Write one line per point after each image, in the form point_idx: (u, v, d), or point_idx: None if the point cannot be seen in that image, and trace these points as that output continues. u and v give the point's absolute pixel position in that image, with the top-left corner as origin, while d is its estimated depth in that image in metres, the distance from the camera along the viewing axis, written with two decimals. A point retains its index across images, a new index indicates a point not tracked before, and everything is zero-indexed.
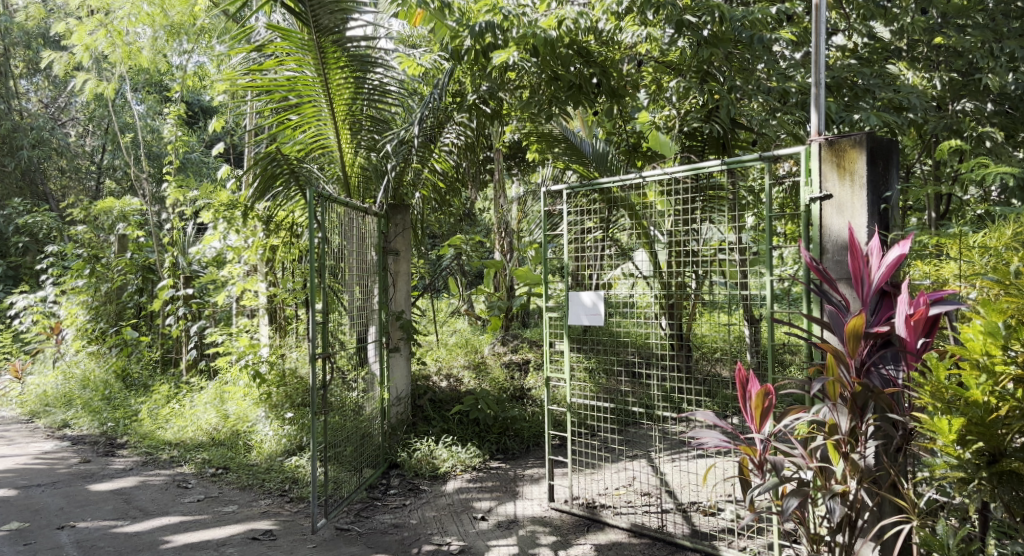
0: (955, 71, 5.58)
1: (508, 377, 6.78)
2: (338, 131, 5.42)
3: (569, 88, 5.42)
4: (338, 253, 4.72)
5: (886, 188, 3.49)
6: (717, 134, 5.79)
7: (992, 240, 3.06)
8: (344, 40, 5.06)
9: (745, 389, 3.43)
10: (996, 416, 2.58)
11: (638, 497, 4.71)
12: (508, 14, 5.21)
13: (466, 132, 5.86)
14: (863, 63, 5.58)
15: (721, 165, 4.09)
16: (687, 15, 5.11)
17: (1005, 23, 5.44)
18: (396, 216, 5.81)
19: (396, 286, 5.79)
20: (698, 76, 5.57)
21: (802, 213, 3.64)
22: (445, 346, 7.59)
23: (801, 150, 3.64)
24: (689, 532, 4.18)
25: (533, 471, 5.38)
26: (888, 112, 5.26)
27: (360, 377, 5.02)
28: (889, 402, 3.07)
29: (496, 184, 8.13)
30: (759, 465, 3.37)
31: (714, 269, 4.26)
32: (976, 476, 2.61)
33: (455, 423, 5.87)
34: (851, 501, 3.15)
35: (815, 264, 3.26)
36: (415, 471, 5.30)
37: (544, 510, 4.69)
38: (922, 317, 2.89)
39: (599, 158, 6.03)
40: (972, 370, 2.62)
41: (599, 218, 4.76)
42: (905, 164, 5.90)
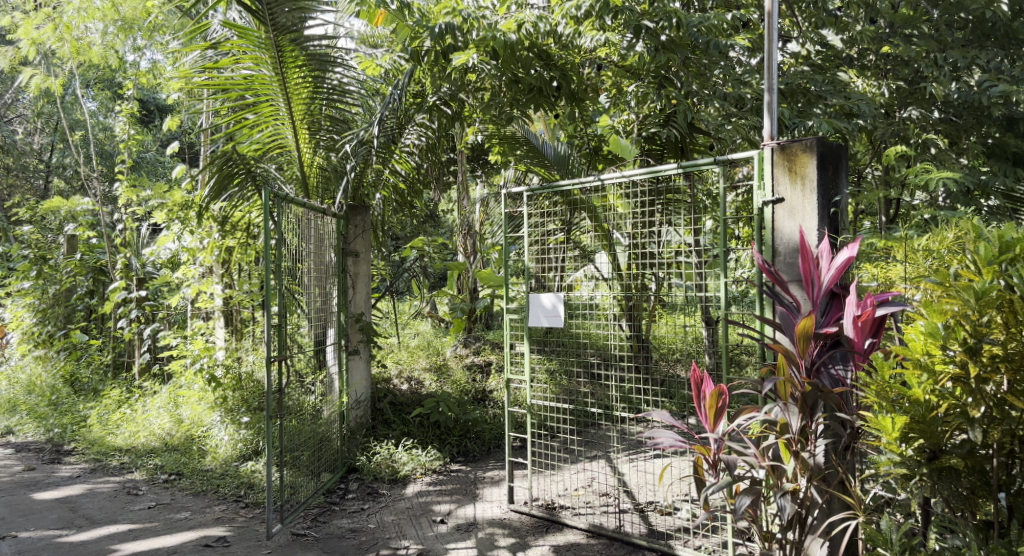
0: (902, 79, 5.75)
1: (469, 379, 6.77)
2: (296, 131, 5.35)
3: (529, 91, 5.50)
4: (296, 255, 4.68)
5: (835, 192, 3.57)
6: (676, 138, 5.86)
7: (935, 244, 3.15)
8: (303, 40, 5.01)
9: (699, 389, 3.49)
10: (937, 414, 2.65)
11: (597, 498, 4.76)
12: (469, 16, 5.23)
13: (427, 133, 5.88)
14: (816, 71, 5.70)
15: (678, 169, 4.15)
16: (644, 20, 5.18)
17: (949, 33, 5.65)
18: (356, 217, 5.74)
19: (356, 288, 5.74)
20: (656, 81, 5.73)
21: (755, 216, 3.71)
22: (407, 348, 7.55)
23: (754, 155, 3.71)
24: (646, 532, 4.22)
25: (494, 474, 5.39)
26: (839, 118, 5.42)
27: (318, 380, 4.98)
28: (838, 402, 3.14)
29: (459, 185, 8.15)
30: (713, 464, 3.43)
31: (673, 271, 4.31)
32: (917, 472, 2.68)
33: (416, 426, 5.85)
34: (802, 499, 3.22)
35: (767, 266, 3.33)
36: (374, 475, 5.27)
37: (503, 512, 4.70)
38: (868, 318, 2.98)
39: (560, 161, 6.05)
40: (914, 370, 2.69)
41: (562, 219, 4.79)
42: (857, 168, 6.05)
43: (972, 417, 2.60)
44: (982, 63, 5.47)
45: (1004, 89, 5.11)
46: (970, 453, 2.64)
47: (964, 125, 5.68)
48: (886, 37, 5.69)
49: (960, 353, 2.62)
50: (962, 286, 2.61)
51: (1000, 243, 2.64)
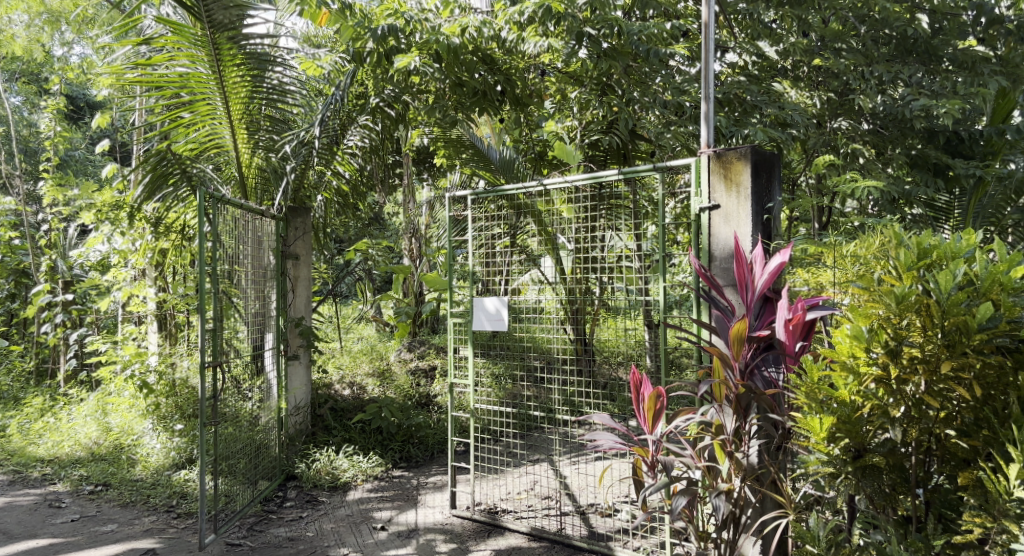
0: (832, 91, 5.96)
1: (413, 384, 6.73)
2: (233, 131, 5.23)
3: (473, 95, 5.63)
4: (233, 257, 4.59)
5: (769, 199, 3.66)
6: (617, 145, 6.01)
7: (862, 250, 3.25)
8: (241, 37, 4.91)
9: (638, 391, 3.54)
10: (861, 414, 2.74)
11: (539, 501, 4.78)
12: (412, 18, 5.31)
13: (371, 135, 5.94)
14: (751, 81, 5.85)
15: (619, 175, 4.19)
16: (587, 27, 5.25)
17: (875, 48, 5.89)
18: (295, 219, 5.59)
19: (296, 291, 5.61)
20: (598, 88, 5.80)
21: (693, 221, 3.78)
22: (350, 352, 7.43)
23: (691, 162, 3.79)
24: (587, 534, 4.26)
25: (436, 479, 5.36)
26: (773, 128, 5.57)
27: (256, 386, 4.89)
28: (770, 403, 3.22)
29: (405, 188, 8.10)
30: (652, 465, 3.48)
31: (617, 275, 4.35)
32: (843, 471, 2.76)
33: (357, 432, 5.79)
34: (736, 499, 3.30)
35: (703, 271, 3.39)
36: (313, 482, 5.18)
37: (445, 517, 4.68)
38: (799, 321, 3.07)
39: (505, 166, 5.96)
40: (841, 372, 2.78)
41: (507, 224, 4.81)
42: (791, 176, 6.22)
43: (894, 417, 2.69)
44: (905, 77, 5.72)
45: (925, 102, 5.35)
46: (891, 451, 2.74)
47: (890, 136, 5.98)
48: (817, 50, 5.87)
49: (882, 355, 2.71)
50: (883, 290, 2.69)
51: (919, 249, 2.71)
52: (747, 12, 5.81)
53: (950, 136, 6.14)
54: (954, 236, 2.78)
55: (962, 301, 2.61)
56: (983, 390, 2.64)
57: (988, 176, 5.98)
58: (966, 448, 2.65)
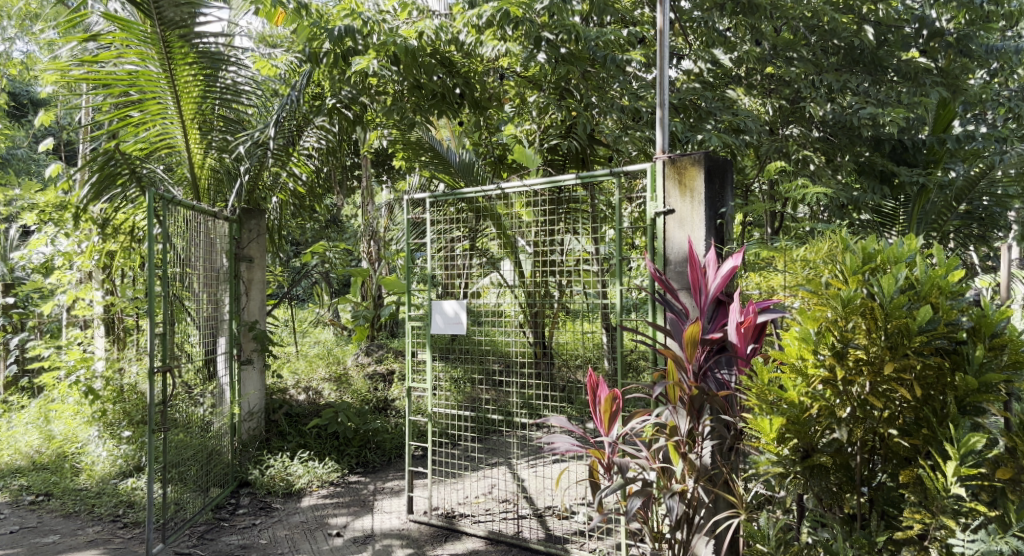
0: (784, 98, 6.10)
1: (371, 388, 6.67)
2: (185, 130, 5.12)
3: (431, 97, 5.70)
4: (184, 259, 4.50)
5: (722, 204, 3.71)
6: (575, 149, 6.01)
7: (812, 255, 3.32)
8: (192, 35, 4.81)
9: (594, 394, 3.57)
10: (809, 415, 2.79)
11: (496, 505, 4.78)
12: (369, 20, 5.29)
13: (328, 137, 5.88)
14: (705, 88, 5.96)
15: (577, 179, 4.25)
16: (544, 31, 5.29)
17: (825, 57, 6.04)
18: (249, 221, 5.50)
19: (250, 294, 5.52)
20: (557, 91, 5.81)
21: (648, 226, 3.82)
22: (307, 357, 7.33)
23: (647, 167, 3.82)
24: (544, 537, 4.27)
25: (394, 484, 5.32)
26: (727, 134, 5.67)
27: (208, 392, 4.79)
28: (722, 405, 3.27)
29: (364, 190, 8.04)
30: (607, 467, 3.51)
31: (576, 278, 4.36)
32: (792, 471, 2.81)
33: (313, 438, 5.72)
34: (689, 499, 3.35)
35: (658, 275, 3.43)
36: (267, 489, 5.09)
37: (402, 522, 4.65)
38: (750, 324, 3.12)
39: (465, 169, 5.84)
40: (790, 374, 2.83)
41: (467, 228, 4.82)
42: (745, 182, 6.33)
43: (840, 418, 2.74)
44: (853, 87, 5.88)
45: (872, 111, 5.49)
46: (838, 451, 2.79)
47: (839, 144, 6.13)
48: (769, 58, 6.00)
49: (829, 357, 2.77)
50: (830, 294, 2.76)
51: (863, 254, 2.79)
52: (701, 20, 5.90)
53: (895, 145, 6.36)
54: (896, 241, 2.86)
55: (904, 304, 2.68)
56: (924, 390, 2.71)
57: (931, 183, 6.17)
58: (907, 447, 2.72)
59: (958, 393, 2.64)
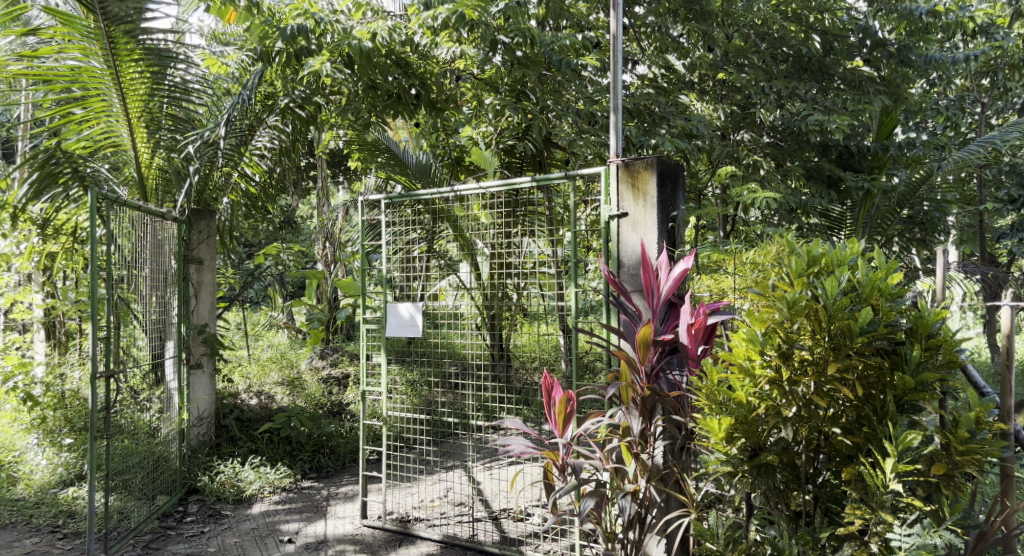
0: (736, 104, 6.29)
1: (325, 392, 6.58)
2: (132, 128, 5.00)
3: (387, 98, 5.63)
4: (130, 261, 4.39)
5: (673, 208, 3.76)
6: (531, 152, 6.03)
7: (760, 257, 3.38)
8: (139, 31, 4.70)
9: (549, 395, 3.57)
10: (757, 414, 2.85)
11: (451, 508, 4.75)
12: (322, 20, 5.20)
13: (282, 136, 5.79)
14: (659, 93, 6.04)
15: (532, 182, 4.20)
16: (500, 34, 5.29)
17: (774, 65, 6.18)
18: (199, 222, 5.40)
19: (199, 297, 5.39)
20: (512, 94, 5.81)
21: (601, 229, 3.85)
22: (259, 360, 7.19)
23: (601, 170, 3.85)
24: (498, 539, 4.26)
25: (348, 489, 5.27)
26: (680, 138, 5.76)
27: (155, 396, 4.69)
28: (674, 405, 3.31)
29: (320, 191, 7.97)
30: (561, 468, 3.52)
31: (532, 280, 4.37)
32: (740, 469, 2.86)
33: (264, 442, 5.63)
34: (641, 499, 3.39)
35: (611, 277, 3.45)
36: (217, 496, 5.00)
37: (356, 527, 4.60)
38: (701, 326, 3.16)
39: (421, 170, 5.99)
40: (738, 375, 2.88)
41: (424, 230, 4.79)
42: (698, 186, 6.42)
43: (787, 417, 2.80)
44: (800, 94, 6.03)
45: (818, 118, 5.65)
46: (784, 449, 2.85)
47: (788, 149, 6.34)
48: (721, 64, 6.13)
49: (775, 357, 2.82)
50: (776, 296, 2.81)
51: (808, 257, 2.85)
52: (656, 25, 5.98)
53: (841, 151, 6.54)
54: (839, 245, 2.93)
55: (846, 306, 2.74)
56: (865, 390, 2.77)
57: (875, 189, 6.32)
58: (850, 445, 2.78)
59: (897, 392, 2.72)
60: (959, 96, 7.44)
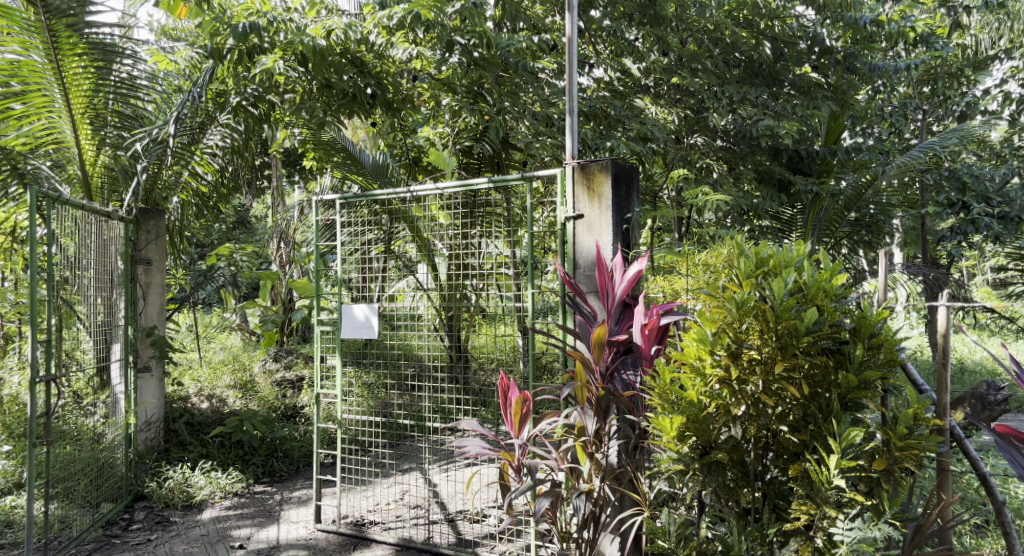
0: (689, 108, 6.40)
1: (279, 395, 6.49)
2: (75, 125, 4.86)
3: (342, 97, 5.56)
4: (74, 262, 4.27)
5: (628, 210, 3.78)
6: (489, 153, 6.04)
7: (712, 258, 3.42)
8: (82, 25, 4.58)
9: (505, 396, 3.56)
10: (708, 414, 2.88)
11: (407, 511, 4.72)
12: (275, 18, 5.13)
13: (233, 134, 5.69)
14: (615, 96, 6.11)
15: (490, 183, 4.15)
16: (456, 35, 5.27)
17: (727, 70, 6.30)
18: (148, 222, 5.28)
19: (147, 299, 5.27)
20: (469, 95, 5.83)
21: (557, 230, 3.86)
22: (210, 363, 7.05)
23: (557, 172, 3.86)
24: (454, 541, 4.24)
25: (301, 493, 5.20)
26: (636, 142, 5.83)
27: (100, 400, 4.57)
28: (628, 405, 3.33)
29: (275, 191, 7.89)
30: (517, 469, 3.52)
31: (491, 281, 4.35)
32: (691, 467, 2.90)
33: (215, 447, 5.52)
34: (596, 498, 3.41)
35: (567, 279, 3.46)
36: (165, 502, 4.89)
37: (309, 532, 4.53)
38: (654, 326, 3.19)
39: (379, 170, 5.62)
40: (690, 374, 2.92)
41: (382, 230, 4.72)
42: (653, 188, 6.48)
43: (736, 415, 2.86)
44: (752, 98, 6.16)
45: (768, 123, 5.78)
46: (734, 447, 2.88)
47: (740, 153, 6.46)
48: (675, 68, 6.23)
49: (724, 357, 2.85)
50: (725, 297, 2.85)
51: (757, 258, 2.89)
52: (611, 29, 6.05)
53: (791, 155, 6.69)
54: (787, 246, 2.98)
55: (793, 307, 2.78)
56: (811, 388, 2.82)
57: (823, 192, 6.46)
58: (797, 443, 2.82)
59: (841, 390, 2.77)
60: (902, 103, 7.65)
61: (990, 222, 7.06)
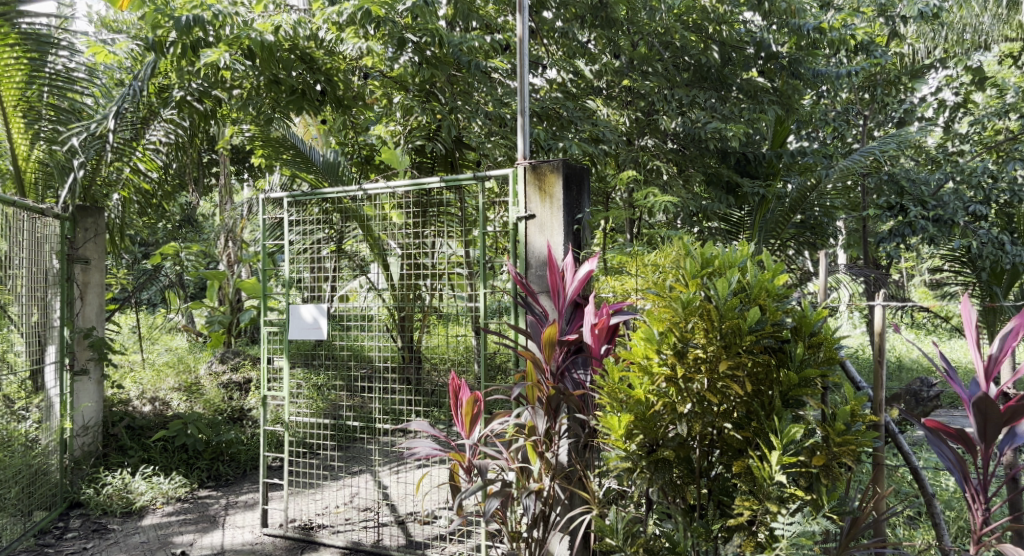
0: (640, 110, 6.50)
1: (225, 397, 6.35)
2: (6, 119, 4.69)
3: (290, 93, 5.37)
4: (6, 262, 4.11)
5: (579, 210, 3.79)
6: (440, 152, 6.00)
7: (661, 259, 3.45)
8: (16, 14, 4.52)
9: (456, 397, 3.53)
10: (655, 412, 2.91)
11: (357, 514, 4.65)
12: (220, 12, 4.99)
13: (178, 130, 5.53)
14: (568, 97, 6.14)
15: (441, 182, 4.11)
16: (407, 33, 5.24)
17: (677, 73, 6.41)
18: (85, 219, 5.06)
19: (84, 299, 5.11)
20: (421, 94, 5.80)
21: (509, 230, 3.84)
22: (154, 364, 6.86)
23: (509, 173, 3.84)
24: (404, 543, 4.19)
25: (247, 497, 5.09)
26: (588, 143, 5.88)
27: (34, 405, 4.42)
28: (578, 404, 3.34)
29: (223, 189, 7.75)
30: (467, 469, 3.49)
31: (444, 281, 4.32)
32: (638, 465, 2.91)
33: (158, 451, 5.37)
34: (545, 497, 3.40)
35: (519, 278, 3.45)
36: (103, 509, 4.74)
37: (255, 536, 4.44)
38: (604, 326, 3.20)
39: (329, 169, 5.81)
40: (637, 373, 2.94)
41: (333, 230, 4.64)
42: (605, 190, 6.53)
43: (682, 413, 2.87)
44: (700, 102, 6.27)
45: (716, 125, 5.89)
46: (681, 445, 2.90)
47: (690, 155, 6.56)
48: (627, 71, 6.39)
49: (671, 356, 2.88)
50: (672, 296, 2.88)
51: (702, 259, 2.94)
52: (563, 31, 6.10)
53: (739, 158, 6.82)
54: (732, 247, 3.02)
55: (736, 306, 2.82)
56: (754, 386, 2.86)
57: (769, 195, 6.59)
58: (740, 440, 2.86)
59: (783, 387, 2.82)
60: (845, 108, 7.86)
61: (926, 225, 7.05)
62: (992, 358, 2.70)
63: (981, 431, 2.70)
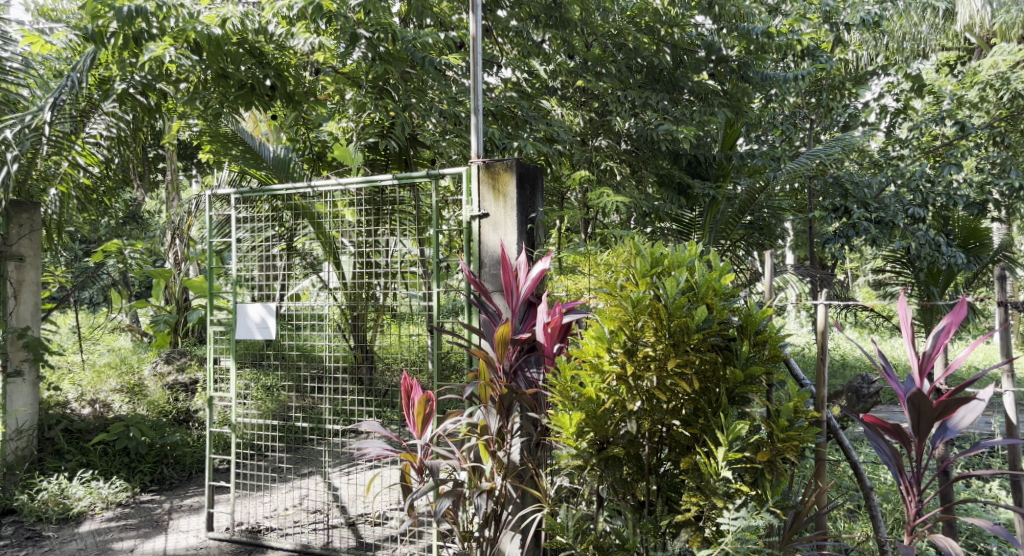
0: (593, 111, 6.55)
1: (171, 399, 6.18)
2: None
3: (238, 88, 5.25)
4: None
5: (532, 209, 3.78)
6: (394, 151, 5.95)
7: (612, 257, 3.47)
8: None
9: (408, 397, 3.48)
10: (605, 410, 2.92)
11: (306, 516, 4.57)
12: (164, 3, 4.82)
13: (119, 124, 5.24)
14: (522, 96, 6.12)
15: (394, 180, 4.04)
16: (360, 28, 5.21)
17: (630, 75, 6.48)
18: (20, 215, 5.02)
19: (18, 297, 5.00)
20: (374, 91, 5.69)
21: (463, 229, 3.82)
22: (95, 365, 6.66)
23: (462, 171, 3.81)
24: (354, 545, 4.13)
25: (192, 501, 4.97)
26: (542, 142, 5.89)
27: None
28: (530, 402, 3.33)
29: (170, 185, 7.55)
30: (419, 469, 3.46)
31: (399, 279, 4.25)
32: (589, 462, 2.92)
33: (98, 455, 5.20)
34: (497, 496, 3.39)
35: (472, 277, 3.43)
36: (37, 516, 4.58)
37: (200, 541, 4.34)
38: (557, 325, 3.19)
39: (279, 164, 5.74)
40: (589, 371, 2.95)
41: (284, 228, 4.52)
42: (559, 190, 6.54)
43: (632, 411, 2.89)
44: (652, 104, 6.34)
45: (667, 127, 5.96)
46: (630, 442, 2.92)
47: (643, 156, 6.61)
48: (581, 72, 6.39)
49: (621, 354, 2.89)
50: (622, 295, 2.90)
51: (651, 258, 2.95)
52: (517, 30, 6.10)
53: (690, 160, 6.90)
54: (680, 246, 3.04)
55: (684, 305, 2.85)
56: (702, 383, 2.89)
57: (719, 196, 6.68)
58: (688, 436, 2.89)
59: (729, 384, 2.85)
60: (792, 112, 8.02)
61: (868, 226, 7.23)
62: (926, 354, 2.77)
63: (915, 425, 2.77)
